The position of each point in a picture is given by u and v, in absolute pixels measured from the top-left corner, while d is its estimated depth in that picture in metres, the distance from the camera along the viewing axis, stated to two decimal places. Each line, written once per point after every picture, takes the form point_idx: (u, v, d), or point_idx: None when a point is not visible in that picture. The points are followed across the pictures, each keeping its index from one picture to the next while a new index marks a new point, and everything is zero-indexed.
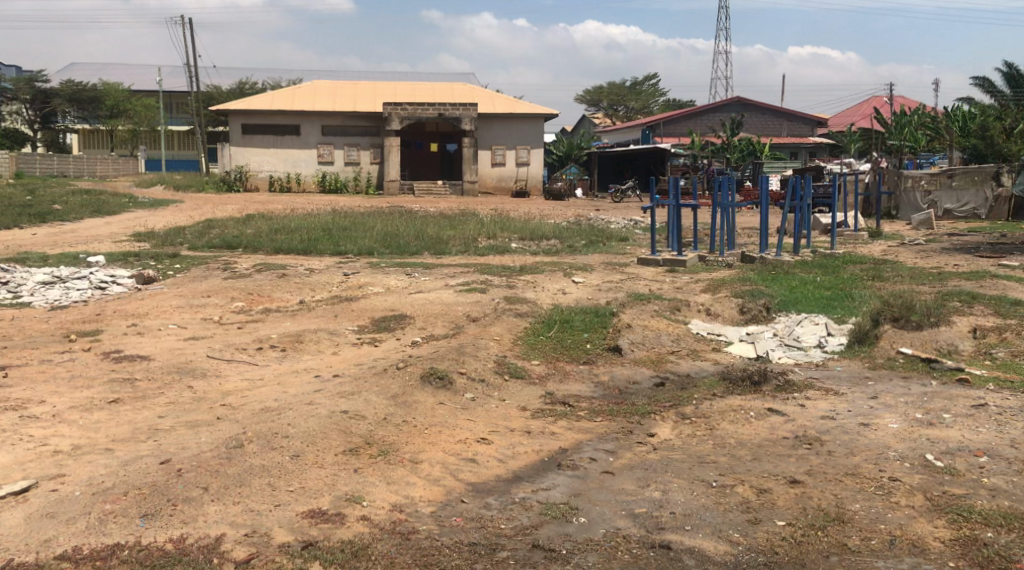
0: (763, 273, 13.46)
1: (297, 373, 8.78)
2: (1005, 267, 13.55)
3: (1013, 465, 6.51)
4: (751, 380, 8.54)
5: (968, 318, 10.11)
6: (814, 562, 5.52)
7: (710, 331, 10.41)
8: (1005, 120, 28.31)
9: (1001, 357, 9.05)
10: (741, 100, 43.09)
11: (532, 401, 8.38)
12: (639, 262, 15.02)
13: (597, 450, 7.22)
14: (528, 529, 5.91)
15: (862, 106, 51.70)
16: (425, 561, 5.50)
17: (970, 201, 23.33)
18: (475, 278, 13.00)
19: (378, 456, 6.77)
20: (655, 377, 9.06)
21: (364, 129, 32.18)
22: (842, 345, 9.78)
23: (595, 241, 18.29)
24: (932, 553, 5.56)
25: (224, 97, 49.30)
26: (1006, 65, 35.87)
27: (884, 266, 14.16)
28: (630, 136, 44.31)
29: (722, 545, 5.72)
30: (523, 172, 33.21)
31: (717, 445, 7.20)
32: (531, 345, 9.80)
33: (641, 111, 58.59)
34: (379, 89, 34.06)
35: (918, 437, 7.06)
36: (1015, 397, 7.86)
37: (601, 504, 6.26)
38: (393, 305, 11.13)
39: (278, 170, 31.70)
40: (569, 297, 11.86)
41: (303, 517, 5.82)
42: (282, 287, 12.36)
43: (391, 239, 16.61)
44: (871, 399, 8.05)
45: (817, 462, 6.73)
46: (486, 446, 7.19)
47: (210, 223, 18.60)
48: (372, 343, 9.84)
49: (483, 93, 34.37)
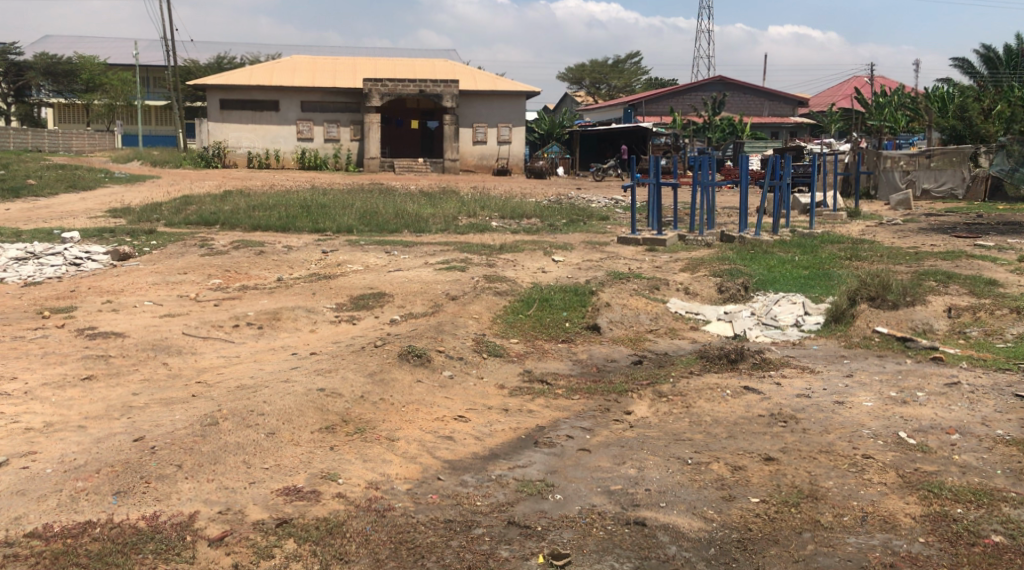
0: (741, 253, 13.47)
1: (274, 350, 8.75)
2: (982, 247, 13.65)
3: (985, 443, 6.58)
4: (728, 357, 8.58)
5: (943, 297, 10.16)
6: (786, 538, 5.56)
7: (687, 310, 10.43)
8: (983, 101, 28.65)
9: (975, 337, 9.16)
10: (723, 79, 43.21)
11: (510, 379, 8.38)
12: (620, 242, 15.02)
13: (574, 428, 7.25)
14: (504, 506, 5.93)
15: (843, 86, 51.93)
16: (401, 538, 5.51)
17: (948, 181, 23.43)
18: (455, 256, 12.93)
19: (354, 433, 6.79)
20: (633, 356, 9.09)
21: (344, 105, 31.89)
22: (819, 325, 9.81)
23: (576, 220, 18.32)
24: (902, 529, 5.60)
25: (202, 71, 48.93)
26: (985, 47, 36.28)
27: (862, 245, 14.22)
28: (612, 115, 44.08)
29: (696, 522, 5.76)
30: (505, 151, 33.04)
31: (693, 424, 7.23)
32: (510, 323, 9.81)
33: (623, 90, 58.28)
34: (358, 65, 33.76)
35: (891, 415, 7.11)
36: (988, 376, 7.95)
37: (576, 481, 6.28)
38: (371, 284, 11.04)
39: (256, 147, 31.46)
40: (549, 276, 11.87)
41: (278, 495, 5.81)
42: (260, 264, 12.28)
43: (370, 216, 16.51)
44: (846, 377, 8.11)
45: (791, 439, 6.78)
46: (463, 424, 7.23)
47: (186, 200, 18.37)
48: (350, 320, 9.80)
49: (463, 70, 34.17)
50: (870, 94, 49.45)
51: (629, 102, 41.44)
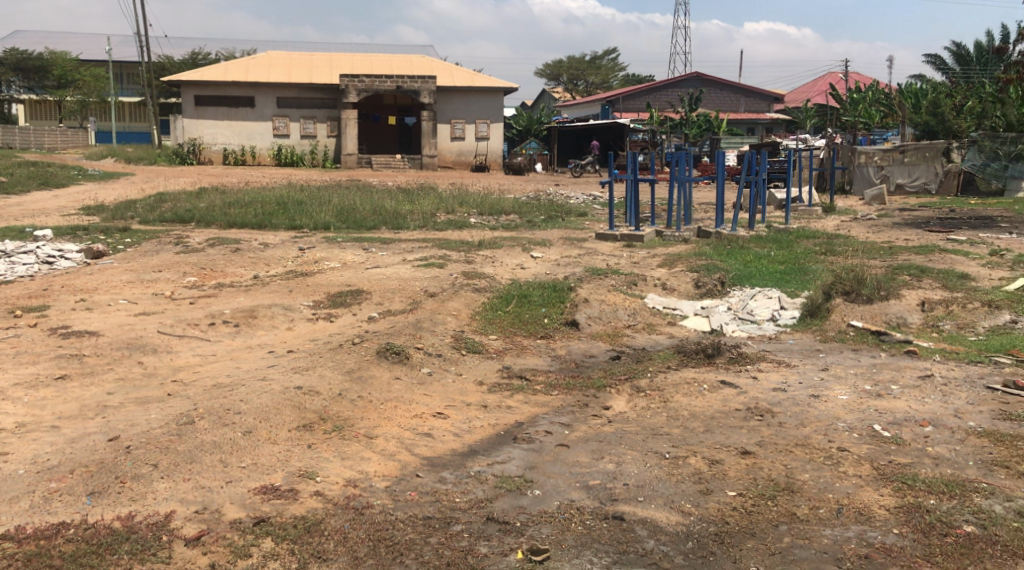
0: (717, 248, 13.54)
1: (250, 348, 8.71)
2: (954, 241, 13.81)
3: (957, 435, 6.65)
4: (705, 352, 8.65)
5: (917, 291, 10.26)
6: (763, 531, 5.60)
7: (665, 305, 10.46)
8: (955, 97, 28.98)
9: (947, 330, 9.26)
10: (699, 76, 43.41)
11: (489, 375, 8.39)
12: (598, 238, 15.06)
13: (553, 423, 7.26)
14: (484, 502, 5.93)
15: (818, 81, 52.31)
16: (379, 535, 5.50)
17: (921, 176, 23.64)
18: (434, 253, 12.91)
19: (332, 431, 6.77)
20: (612, 351, 9.12)
21: (320, 102, 31.76)
22: (795, 319, 9.87)
23: (555, 216, 18.35)
24: (877, 521, 5.66)
25: (176, 67, 48.53)
26: (957, 44, 36.66)
27: (837, 240, 14.34)
28: (590, 110, 44.17)
29: (674, 516, 5.79)
30: (483, 147, 33.02)
31: (670, 418, 7.26)
32: (489, 319, 9.81)
33: (600, 86, 58.41)
34: (334, 61, 33.62)
35: (866, 408, 7.17)
36: (961, 368, 8.04)
37: (556, 476, 6.29)
38: (349, 281, 11.01)
39: (232, 144, 31.22)
40: (528, 272, 11.88)
41: (255, 494, 5.78)
42: (236, 261, 12.19)
43: (348, 213, 16.46)
44: (822, 370, 8.18)
45: (767, 433, 6.82)
46: (442, 421, 7.23)
47: (161, 197, 18.21)
48: (328, 318, 9.76)
49: (440, 66, 34.10)
50: (844, 90, 49.88)
51: (606, 98, 41.53)
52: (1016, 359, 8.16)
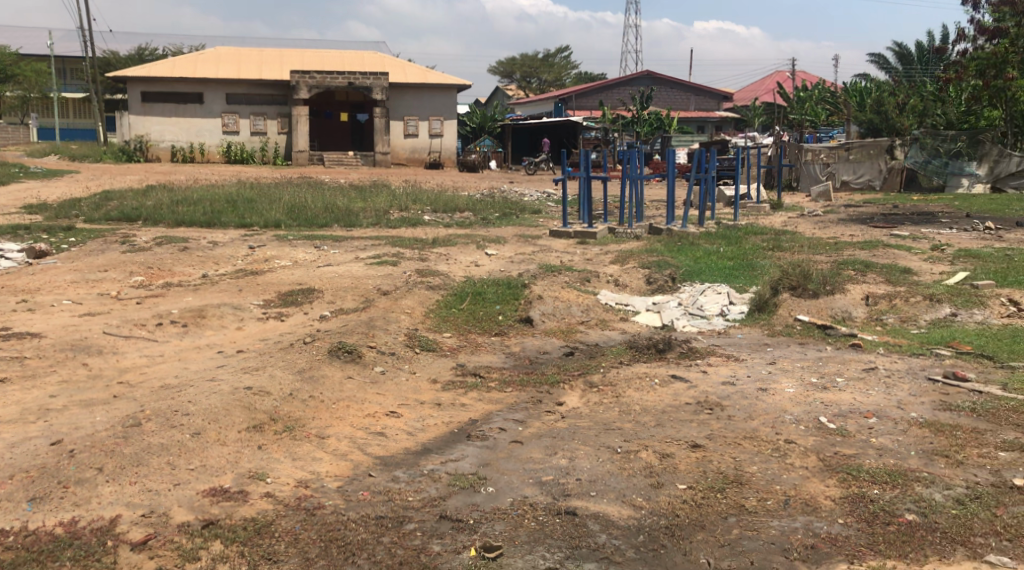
0: (669, 244, 13.68)
1: (199, 349, 8.60)
2: (897, 237, 14.09)
3: (899, 425, 6.80)
4: (656, 347, 8.73)
5: (861, 286, 10.44)
6: (712, 523, 5.68)
7: (617, 301, 10.54)
8: (899, 95, 29.57)
9: (891, 323, 9.46)
10: (651, 74, 43.74)
11: (442, 373, 8.38)
12: (551, 235, 15.11)
13: (506, 420, 7.28)
14: (437, 501, 5.93)
15: (766, 80, 53.01)
16: (331, 535, 5.48)
17: (866, 173, 24.05)
18: (386, 251, 12.86)
19: (283, 432, 6.72)
20: (565, 347, 9.16)
21: (270, 98, 31.44)
22: (743, 314, 10.00)
23: (508, 213, 18.37)
24: (823, 511, 5.76)
25: (121, 63, 47.66)
26: (900, 43, 37.39)
27: (784, 236, 14.55)
28: (544, 108, 44.27)
29: (625, 510, 5.84)
30: (437, 144, 32.93)
31: (622, 413, 7.32)
32: (442, 317, 9.79)
33: (553, 84, 58.56)
34: (285, 57, 33.30)
35: (812, 400, 7.30)
36: (903, 360, 8.21)
37: (509, 473, 6.31)
38: (300, 279, 10.92)
39: (180, 141, 30.77)
40: (481, 269, 11.89)
41: (204, 496, 5.72)
42: (184, 261, 12.02)
43: (299, 210, 16.32)
44: (770, 364, 8.30)
45: (717, 426, 6.91)
46: (395, 420, 7.21)
47: (106, 195, 17.88)
48: (278, 317, 9.68)
49: (393, 62, 33.93)
50: (791, 88, 50.62)
51: (559, 96, 41.64)
52: (955, 351, 8.36)
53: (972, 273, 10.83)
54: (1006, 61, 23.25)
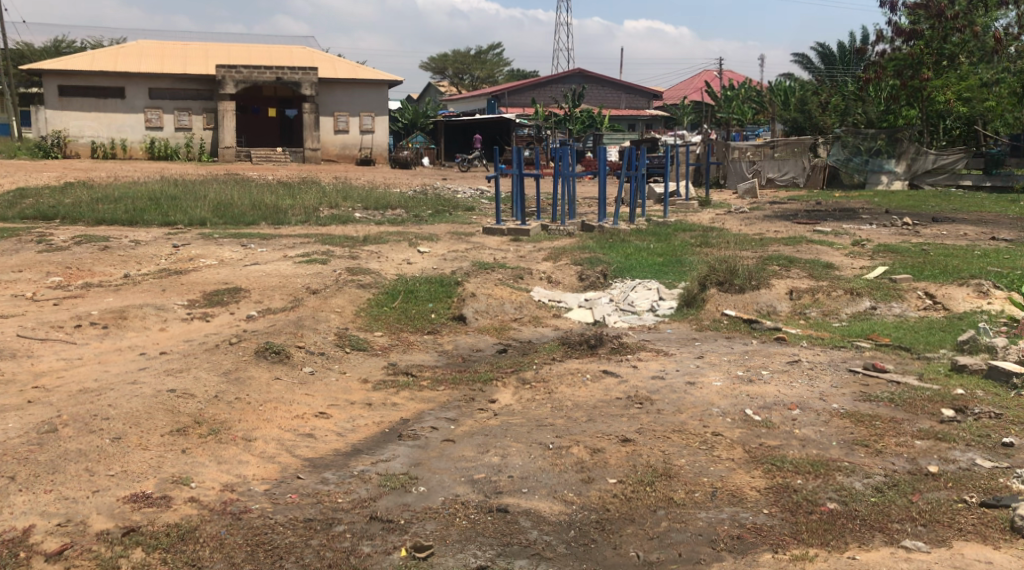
0: (601, 241, 13.78)
1: (120, 351, 8.38)
2: (820, 232, 14.40)
3: (822, 416, 6.94)
4: (588, 343, 8.77)
5: (785, 281, 10.63)
6: (642, 517, 5.73)
7: (550, 298, 10.57)
8: (821, 95, 30.24)
9: (814, 317, 9.66)
10: (582, 72, 44.02)
11: (373, 372, 8.30)
12: (484, 232, 15.08)
13: (438, 419, 7.25)
14: (366, 502, 5.87)
15: (695, 78, 53.76)
16: (257, 540, 5.38)
17: (790, 171, 24.61)
18: (315, 249, 12.70)
19: (208, 435, 6.57)
20: (498, 345, 9.16)
21: (195, 93, 30.85)
22: (673, 309, 10.12)
23: (441, 210, 18.30)
24: (748, 502, 5.85)
25: (38, 57, 46.20)
26: (823, 44, 38.24)
27: (712, 233, 14.76)
28: (476, 105, 44.21)
29: (556, 506, 5.86)
30: (368, 140, 32.69)
31: (554, 409, 7.34)
32: (373, 316, 9.70)
33: (485, 81, 58.50)
34: (210, 51, 32.68)
35: (739, 393, 7.41)
36: (826, 353, 8.40)
37: (440, 472, 6.27)
38: (226, 279, 10.71)
39: (100, 137, 29.96)
40: (413, 267, 11.81)
41: (124, 503, 5.57)
42: (105, 260, 11.69)
43: (225, 208, 16.01)
44: (698, 358, 8.41)
45: (647, 420, 6.97)
46: (324, 421, 7.12)
47: (22, 192, 17.30)
48: (203, 317, 9.48)
49: (322, 57, 33.54)
50: (719, 87, 51.41)
51: (492, 93, 41.62)
52: (875, 343, 8.58)
53: (890, 268, 11.11)
54: (921, 62, 24.31)
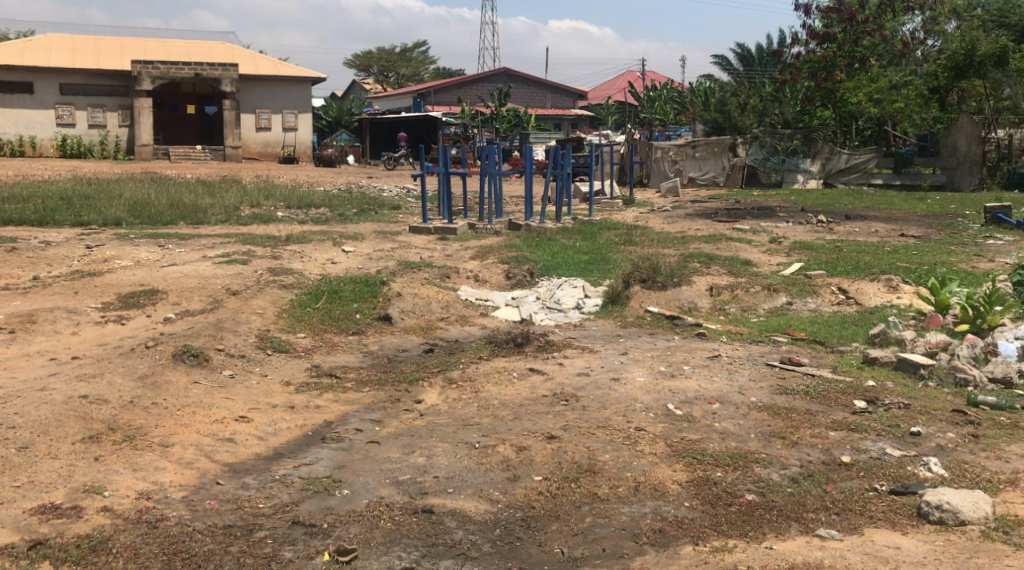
0: (527, 240, 13.81)
1: (29, 356, 8.09)
2: (739, 230, 14.67)
3: (741, 410, 7.06)
4: (514, 341, 8.78)
5: (706, 277, 10.80)
6: (567, 513, 5.75)
7: (477, 297, 10.55)
8: (740, 95, 30.82)
9: (733, 313, 9.84)
10: (508, 71, 44.09)
11: (296, 374, 8.17)
12: (411, 230, 15.00)
13: (362, 421, 7.17)
14: (288, 506, 5.77)
15: (619, 79, 54.32)
16: (174, 548, 5.24)
17: (710, 170, 24.97)
18: (236, 249, 12.46)
19: (123, 441, 6.39)
20: (424, 344, 9.10)
21: (109, 89, 30.03)
22: (598, 307, 10.20)
23: (366, 209, 18.13)
24: (671, 495, 5.92)
25: None
26: (742, 46, 39.00)
27: (635, 231, 14.92)
28: (402, 103, 43.92)
29: (482, 505, 5.84)
30: (291, 138, 32.24)
31: (480, 408, 7.32)
32: (296, 317, 9.54)
33: (411, 79, 58.20)
34: (125, 46, 31.82)
35: (661, 388, 7.50)
36: (746, 348, 8.55)
37: (365, 474, 6.20)
38: (142, 280, 10.42)
39: (8, 133, 28.76)
40: (338, 267, 11.67)
41: (31, 515, 5.38)
42: (13, 262, 11.27)
43: (141, 208, 15.61)
44: (622, 354, 8.48)
45: (572, 417, 7.00)
46: (245, 425, 6.97)
47: None
48: (118, 320, 9.22)
49: (243, 53, 32.95)
50: (642, 88, 52.06)
51: (418, 91, 41.38)
52: (791, 337, 8.77)
53: (805, 264, 11.37)
54: (834, 65, 25.19)
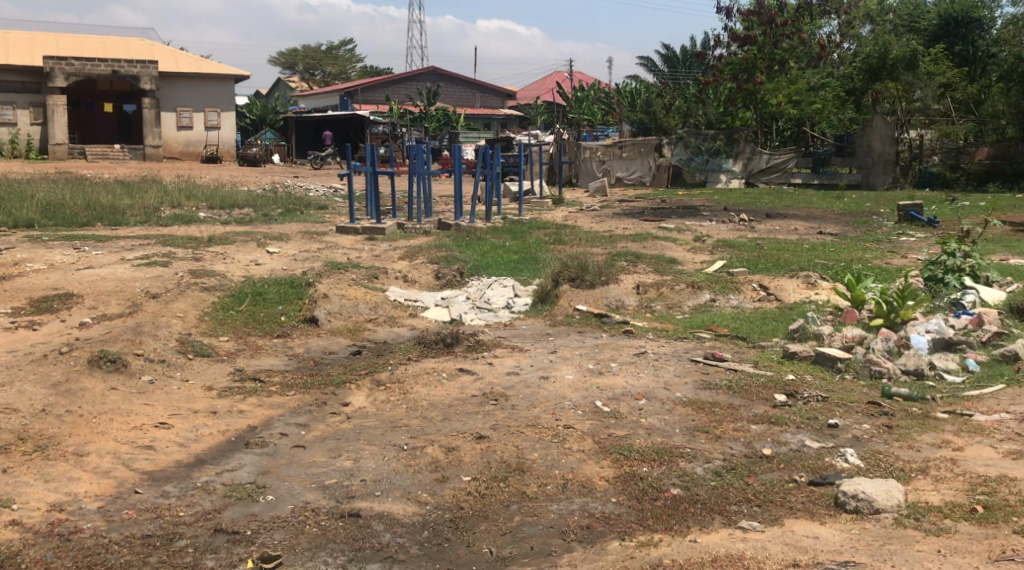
0: (456, 240, 13.77)
1: None
2: (665, 229, 14.84)
3: (667, 406, 7.14)
4: (443, 341, 8.73)
5: (633, 276, 10.89)
6: (495, 513, 5.73)
7: (406, 297, 10.46)
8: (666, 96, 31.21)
9: (660, 310, 9.95)
10: (436, 70, 43.93)
11: (218, 379, 7.99)
12: (339, 230, 14.85)
13: (287, 425, 7.04)
14: (210, 514, 5.64)
15: (547, 79, 54.53)
16: (89, 561, 5.08)
17: (637, 170, 25.14)
18: (156, 251, 12.15)
19: (34, 452, 6.16)
20: (352, 346, 8.99)
21: (20, 86, 28.94)
22: (527, 306, 10.20)
23: (291, 209, 17.86)
24: (598, 492, 5.95)
25: None
26: (666, 47, 39.50)
27: (563, 230, 14.99)
28: (329, 102, 43.41)
29: (410, 507, 5.78)
30: (214, 137, 31.67)
31: (409, 409, 7.26)
32: (219, 320, 9.34)
33: (338, 77, 57.61)
34: (37, 41, 30.80)
35: (589, 385, 7.53)
36: (671, 344, 8.65)
37: (289, 479, 6.10)
38: (55, 284, 10.08)
39: None
40: (263, 268, 11.47)
41: None
42: None
43: (56, 209, 15.12)
44: (551, 353, 8.50)
45: (500, 416, 6.99)
46: (165, 431, 6.79)
47: None
48: (30, 326, 8.90)
49: (162, 50, 32.19)
50: (570, 88, 52.37)
51: (345, 89, 40.95)
52: (715, 333, 8.89)
53: (728, 262, 11.56)
54: (755, 66, 25.59)
